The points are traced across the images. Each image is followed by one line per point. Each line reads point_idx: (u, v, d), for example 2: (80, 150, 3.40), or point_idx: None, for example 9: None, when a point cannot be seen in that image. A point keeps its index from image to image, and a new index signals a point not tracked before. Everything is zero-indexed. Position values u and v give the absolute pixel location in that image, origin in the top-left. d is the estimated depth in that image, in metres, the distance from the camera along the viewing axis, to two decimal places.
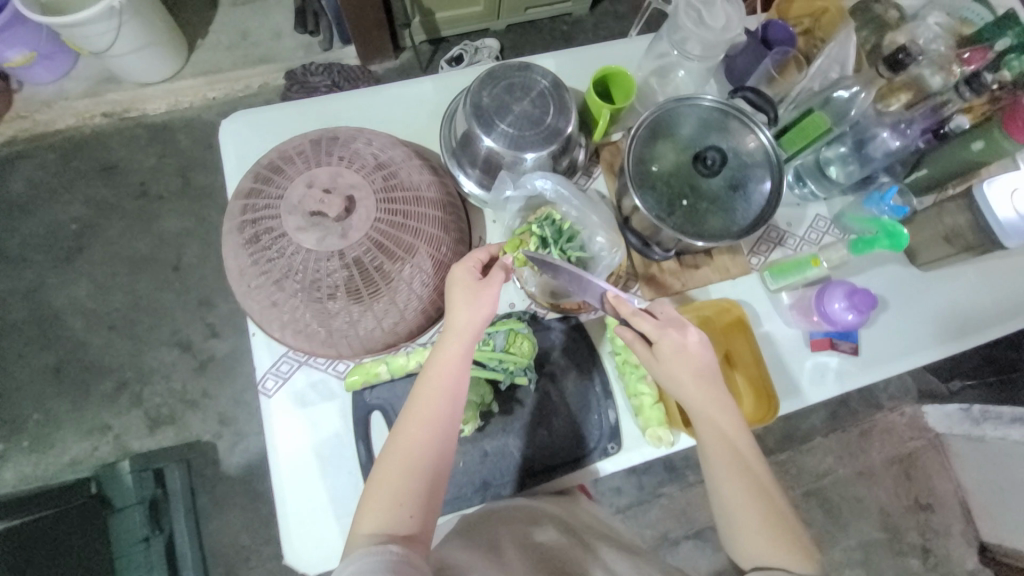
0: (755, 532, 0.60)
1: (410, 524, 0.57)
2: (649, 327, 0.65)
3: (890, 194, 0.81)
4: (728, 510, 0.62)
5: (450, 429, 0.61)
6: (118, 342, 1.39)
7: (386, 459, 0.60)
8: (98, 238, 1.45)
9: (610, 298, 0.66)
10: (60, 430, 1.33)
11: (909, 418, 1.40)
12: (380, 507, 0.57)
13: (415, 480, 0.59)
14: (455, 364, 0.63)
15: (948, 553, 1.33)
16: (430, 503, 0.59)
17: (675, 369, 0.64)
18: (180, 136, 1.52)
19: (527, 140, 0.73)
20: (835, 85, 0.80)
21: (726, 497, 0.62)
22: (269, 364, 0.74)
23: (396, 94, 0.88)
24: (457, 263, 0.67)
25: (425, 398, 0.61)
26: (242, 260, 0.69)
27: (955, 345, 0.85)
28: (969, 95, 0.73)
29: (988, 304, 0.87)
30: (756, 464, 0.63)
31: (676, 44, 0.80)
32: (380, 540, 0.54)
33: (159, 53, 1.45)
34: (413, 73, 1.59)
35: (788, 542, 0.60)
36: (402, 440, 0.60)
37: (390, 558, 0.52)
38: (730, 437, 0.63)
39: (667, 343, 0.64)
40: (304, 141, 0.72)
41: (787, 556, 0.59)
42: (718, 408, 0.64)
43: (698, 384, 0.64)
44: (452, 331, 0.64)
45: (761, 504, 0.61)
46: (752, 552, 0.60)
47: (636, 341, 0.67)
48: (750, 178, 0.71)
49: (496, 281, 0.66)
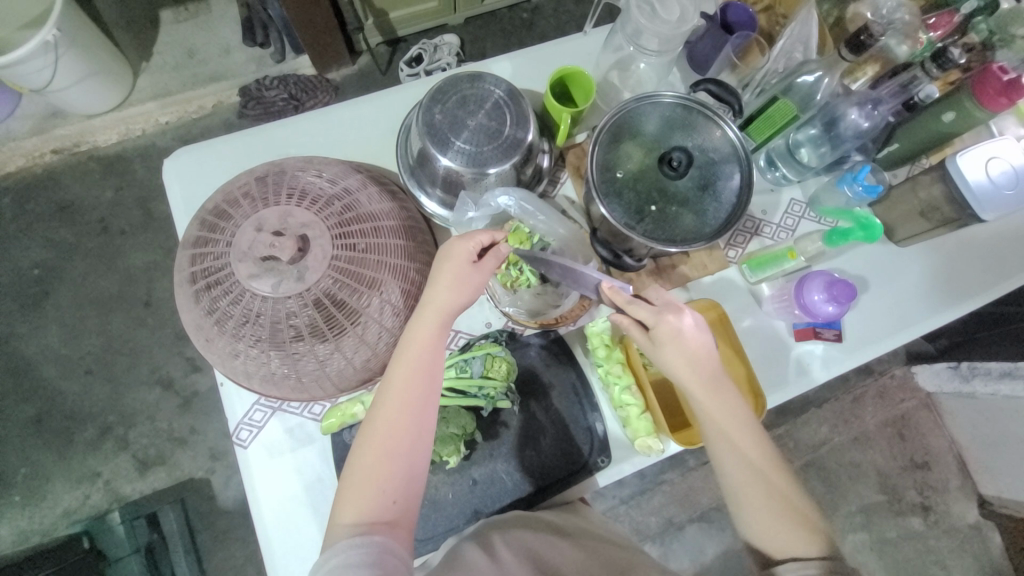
0: (769, 522, 0.61)
1: (391, 510, 0.59)
2: (646, 313, 0.64)
3: (863, 173, 0.77)
4: (738, 497, 0.63)
5: (428, 412, 0.61)
6: (96, 387, 1.35)
7: (363, 446, 0.60)
8: (62, 281, 1.40)
9: (606, 287, 0.65)
10: (49, 483, 1.30)
11: (899, 380, 1.40)
12: (360, 496, 0.58)
13: (394, 472, 0.59)
14: (430, 345, 0.62)
15: (946, 507, 1.35)
16: (411, 488, 0.60)
17: (671, 358, 0.63)
18: (136, 166, 1.46)
19: (485, 156, 0.70)
20: (799, 70, 0.78)
21: (736, 485, 0.63)
22: (242, 414, 0.74)
23: (346, 113, 0.84)
24: (452, 240, 0.64)
25: (401, 384, 0.61)
26: (199, 312, 0.66)
27: (939, 319, 0.84)
28: (936, 73, 0.70)
29: (967, 273, 0.86)
30: (761, 451, 0.63)
31: (633, 36, 0.77)
32: (362, 529, 0.57)
33: (103, 81, 1.37)
34: (372, 78, 1.53)
35: (799, 528, 0.61)
36: (380, 427, 0.60)
37: (372, 549, 0.55)
38: (732, 429, 0.63)
39: (666, 327, 0.63)
40: (249, 179, 0.68)
41: (795, 541, 0.60)
42: (723, 401, 0.63)
43: (700, 378, 0.63)
44: (427, 313, 0.62)
45: (770, 490, 0.62)
46: (765, 536, 0.61)
47: (632, 327, 0.66)
48: (718, 175, 0.69)
49: (489, 267, 0.64)
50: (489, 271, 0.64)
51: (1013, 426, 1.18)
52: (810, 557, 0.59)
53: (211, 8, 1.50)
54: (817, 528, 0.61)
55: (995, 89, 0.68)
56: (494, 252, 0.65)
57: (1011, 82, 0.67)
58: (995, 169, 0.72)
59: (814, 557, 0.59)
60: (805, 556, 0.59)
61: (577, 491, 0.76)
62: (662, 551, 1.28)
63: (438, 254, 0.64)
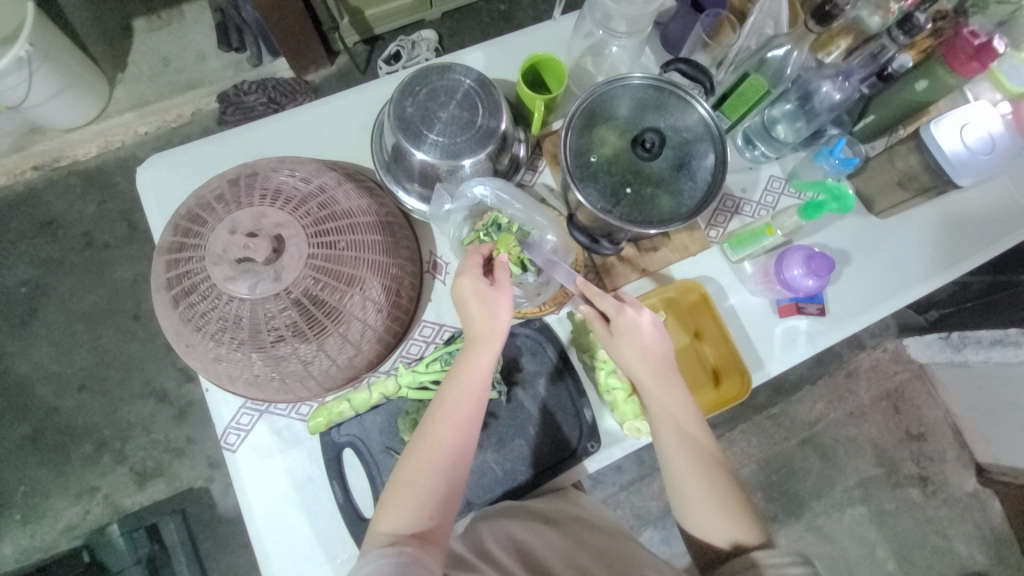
0: (709, 513, 0.64)
1: (427, 523, 0.59)
2: (608, 305, 0.66)
3: (839, 146, 0.77)
4: (681, 493, 0.66)
5: (471, 430, 0.62)
6: (89, 402, 1.34)
7: (407, 458, 0.61)
8: (49, 298, 1.39)
9: (578, 280, 0.68)
10: (48, 500, 1.30)
11: (892, 352, 1.41)
12: (397, 508, 0.59)
13: (435, 487, 0.60)
14: (481, 367, 0.63)
15: (945, 478, 1.36)
16: (448, 501, 0.61)
17: (625, 354, 0.66)
18: (117, 179, 1.44)
19: (459, 147, 0.70)
20: (770, 44, 0.76)
21: (680, 479, 0.65)
22: (229, 419, 0.74)
23: (320, 111, 0.83)
24: (461, 271, 0.65)
25: (448, 401, 0.62)
26: (176, 322, 0.66)
27: (938, 279, 0.84)
28: (903, 39, 0.69)
29: (961, 234, 0.86)
30: (710, 443, 0.66)
31: (602, 21, 0.77)
32: (395, 540, 0.57)
33: (79, 94, 1.35)
34: (352, 79, 1.52)
35: (737, 518, 0.64)
36: (423, 440, 0.61)
37: (401, 559, 0.55)
38: (682, 420, 0.66)
39: (623, 321, 0.65)
40: (221, 182, 0.68)
41: (746, 529, 0.64)
42: (674, 399, 0.66)
43: (654, 372, 0.66)
44: (474, 331, 0.64)
45: (712, 487, 0.65)
46: (700, 527, 0.65)
47: (594, 319, 0.69)
48: (693, 154, 0.69)
49: (508, 282, 0.65)
50: (508, 288, 0.65)
51: (1005, 393, 1.18)
52: (752, 543, 0.63)
53: (184, 14, 1.47)
54: (751, 519, 0.65)
55: (967, 51, 0.67)
56: (500, 263, 0.66)
57: (983, 45, 0.66)
58: (971, 137, 0.71)
59: (749, 541, 0.63)
60: (745, 542, 0.63)
61: (569, 477, 0.76)
62: (663, 534, 1.29)
63: (455, 292, 0.65)
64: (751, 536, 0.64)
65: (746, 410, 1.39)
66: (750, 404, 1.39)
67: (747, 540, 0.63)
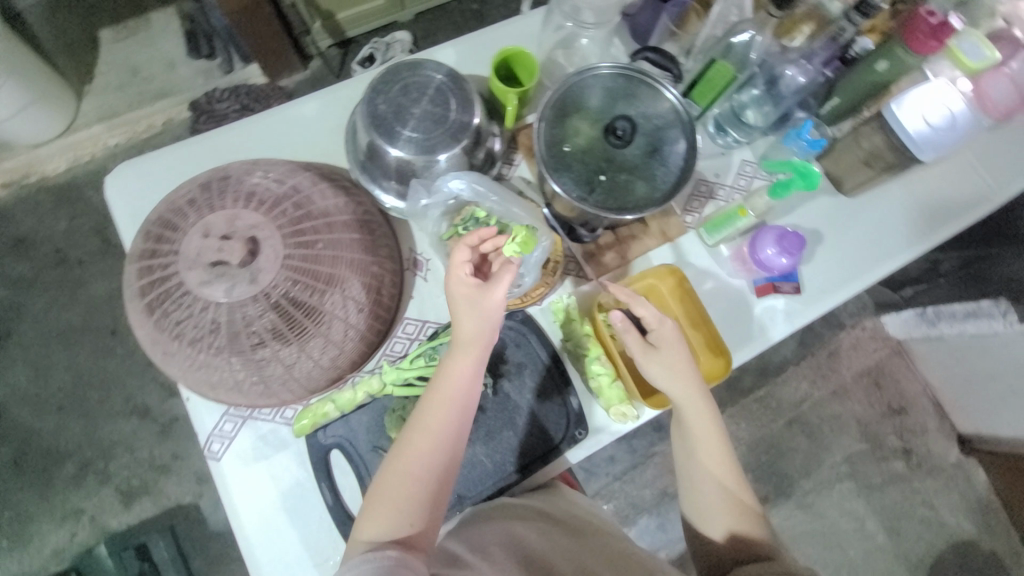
0: (712, 504, 0.68)
1: (407, 530, 0.59)
2: (650, 315, 0.70)
3: (805, 128, 0.80)
4: (691, 483, 0.70)
5: (456, 439, 0.62)
6: (69, 423, 1.31)
7: (390, 464, 0.61)
8: (22, 318, 1.35)
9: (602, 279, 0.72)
10: (32, 524, 1.26)
11: (870, 330, 1.44)
12: (380, 515, 0.59)
13: (416, 493, 0.60)
14: (462, 374, 0.63)
15: (928, 450, 1.40)
16: (429, 508, 0.61)
17: (659, 359, 0.69)
18: (88, 192, 1.41)
19: (433, 142, 0.70)
20: (734, 29, 0.77)
21: (692, 470, 0.70)
22: (212, 427, 0.73)
23: (292, 113, 0.83)
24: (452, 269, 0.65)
25: (433, 410, 0.62)
26: (152, 331, 0.65)
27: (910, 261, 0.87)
28: (859, 20, 0.72)
29: (942, 221, 0.89)
30: (721, 443, 0.70)
31: (571, 13, 0.80)
32: (376, 546, 0.57)
33: (46, 108, 1.32)
34: (327, 82, 1.51)
35: (738, 514, 0.67)
36: (405, 445, 0.61)
37: (385, 562, 0.55)
38: (699, 419, 0.69)
39: (664, 330, 0.69)
40: (193, 187, 0.67)
41: (746, 524, 0.67)
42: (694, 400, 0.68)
43: (685, 378, 0.68)
44: (461, 340, 0.63)
45: (719, 482, 0.69)
46: (703, 517, 0.69)
47: (629, 330, 0.70)
48: (664, 141, 0.70)
49: (501, 283, 0.63)
50: (501, 287, 0.63)
51: (980, 365, 1.21)
52: (750, 537, 0.66)
53: (151, 23, 1.45)
54: (751, 516, 0.68)
55: (924, 30, 0.69)
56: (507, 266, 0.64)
57: (939, 25, 0.68)
58: (934, 116, 0.73)
59: (748, 537, 0.66)
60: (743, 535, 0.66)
61: (556, 468, 0.77)
62: (658, 521, 1.30)
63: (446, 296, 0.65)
64: (749, 532, 0.66)
65: (734, 395, 1.41)
66: (737, 387, 1.41)
67: (744, 535, 0.66)
